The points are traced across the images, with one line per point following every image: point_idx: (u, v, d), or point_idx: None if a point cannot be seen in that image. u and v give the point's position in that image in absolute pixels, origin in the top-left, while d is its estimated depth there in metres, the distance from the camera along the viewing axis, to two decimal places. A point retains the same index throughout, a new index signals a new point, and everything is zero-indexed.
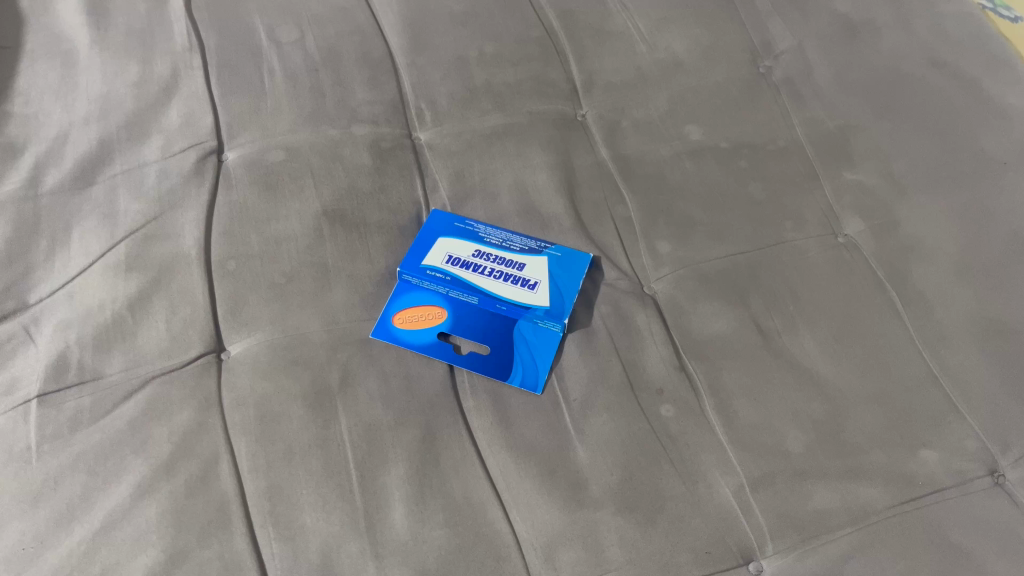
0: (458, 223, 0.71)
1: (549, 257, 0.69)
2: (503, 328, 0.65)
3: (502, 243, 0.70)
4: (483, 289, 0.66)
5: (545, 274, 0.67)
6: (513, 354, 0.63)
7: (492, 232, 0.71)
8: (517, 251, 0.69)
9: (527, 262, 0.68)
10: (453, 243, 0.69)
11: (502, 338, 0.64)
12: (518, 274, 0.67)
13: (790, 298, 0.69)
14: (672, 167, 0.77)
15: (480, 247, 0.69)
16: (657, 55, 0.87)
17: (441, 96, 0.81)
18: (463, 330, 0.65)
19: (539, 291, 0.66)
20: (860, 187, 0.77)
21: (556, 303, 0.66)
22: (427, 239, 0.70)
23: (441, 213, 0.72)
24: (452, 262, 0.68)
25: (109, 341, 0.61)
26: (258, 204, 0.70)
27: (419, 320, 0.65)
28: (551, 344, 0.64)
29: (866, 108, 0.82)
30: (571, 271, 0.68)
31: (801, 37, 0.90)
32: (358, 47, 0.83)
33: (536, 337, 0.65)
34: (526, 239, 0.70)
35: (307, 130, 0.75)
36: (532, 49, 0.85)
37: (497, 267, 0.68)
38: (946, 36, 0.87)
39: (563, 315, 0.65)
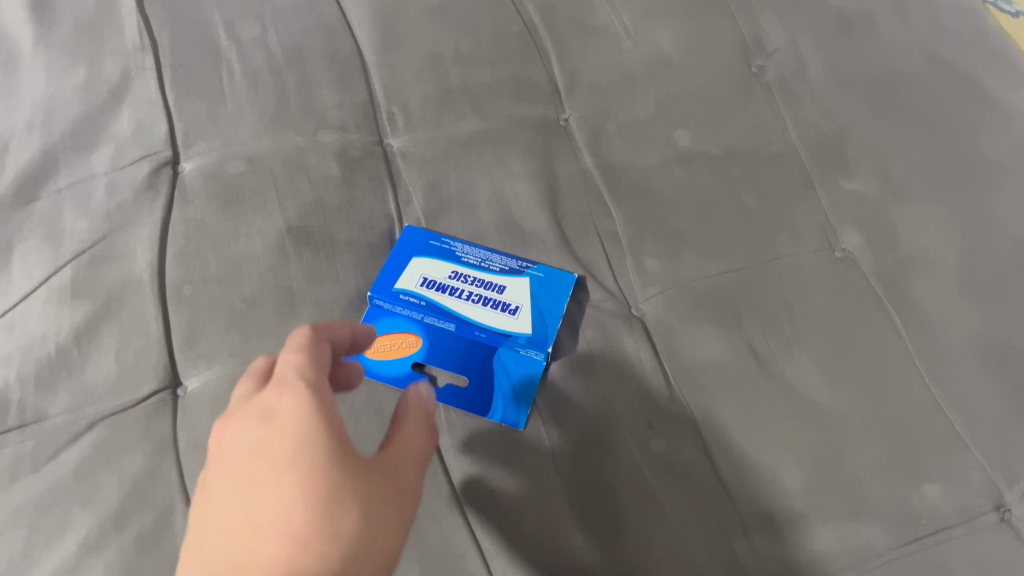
0: (433, 240, 0.66)
1: (531, 278, 0.64)
2: (483, 357, 0.61)
3: (480, 263, 0.65)
4: (460, 315, 0.62)
5: (527, 298, 0.63)
6: (494, 387, 0.59)
7: (469, 250, 0.66)
8: (498, 271, 0.65)
9: (508, 285, 0.64)
10: (427, 264, 0.65)
11: (482, 368, 0.60)
12: (498, 298, 0.63)
13: (786, 319, 0.65)
14: (660, 175, 0.72)
15: (457, 267, 0.65)
16: (644, 52, 0.79)
17: (414, 98, 0.74)
18: (440, 361, 0.61)
19: (521, 317, 0.62)
20: (858, 197, 0.72)
21: (539, 330, 0.62)
22: (399, 259, 0.65)
23: (415, 229, 0.67)
24: (427, 285, 0.63)
25: (54, 377, 0.57)
26: (217, 221, 0.65)
27: (393, 349, 0.61)
28: (535, 374, 0.60)
29: (864, 107, 0.76)
30: (555, 293, 0.64)
31: (794, 32, 0.81)
32: (325, 44, 0.76)
33: (518, 366, 0.60)
34: (507, 258, 0.66)
35: (270, 138, 0.70)
36: (512, 46, 0.78)
37: (475, 291, 0.63)
38: (946, 31, 0.82)
39: (546, 344, 0.61)
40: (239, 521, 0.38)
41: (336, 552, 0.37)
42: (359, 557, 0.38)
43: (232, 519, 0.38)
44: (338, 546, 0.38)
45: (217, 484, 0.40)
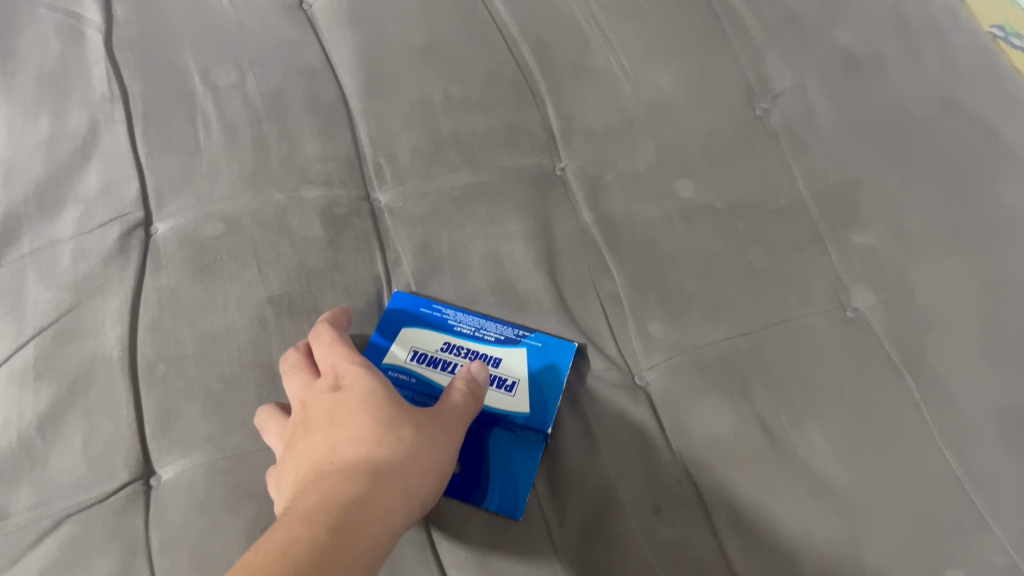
0: (424, 307, 0.62)
1: (528, 348, 0.60)
2: (477, 438, 0.56)
3: (474, 332, 0.61)
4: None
5: (524, 371, 0.59)
6: (489, 472, 0.55)
7: (462, 317, 0.62)
8: (493, 342, 0.61)
9: (503, 357, 0.60)
10: (418, 334, 0.60)
11: (477, 451, 0.56)
12: (493, 373, 0.59)
13: (798, 388, 0.61)
14: (663, 231, 0.68)
15: (450, 338, 0.61)
16: (644, 96, 0.75)
17: (402, 149, 0.70)
18: None
19: (519, 394, 0.58)
20: (870, 251, 0.68)
21: (537, 409, 0.58)
22: (387, 330, 0.61)
23: (406, 294, 0.63)
24: (417, 359, 0.59)
25: (17, 471, 0.53)
26: (192, 290, 0.60)
27: None
28: (532, 457, 0.56)
29: (874, 155, 0.73)
30: (553, 366, 0.60)
31: (800, 74, 0.78)
32: (307, 91, 0.72)
33: (515, 448, 0.56)
34: (502, 326, 0.62)
35: (249, 195, 0.65)
36: (504, 91, 0.74)
37: (469, 364, 0.59)
38: (958, 70, 0.78)
39: (546, 425, 0.57)
40: (322, 449, 0.44)
41: (397, 509, 0.42)
42: (410, 509, 0.43)
43: (312, 453, 0.44)
44: (400, 499, 0.42)
45: (295, 441, 0.46)
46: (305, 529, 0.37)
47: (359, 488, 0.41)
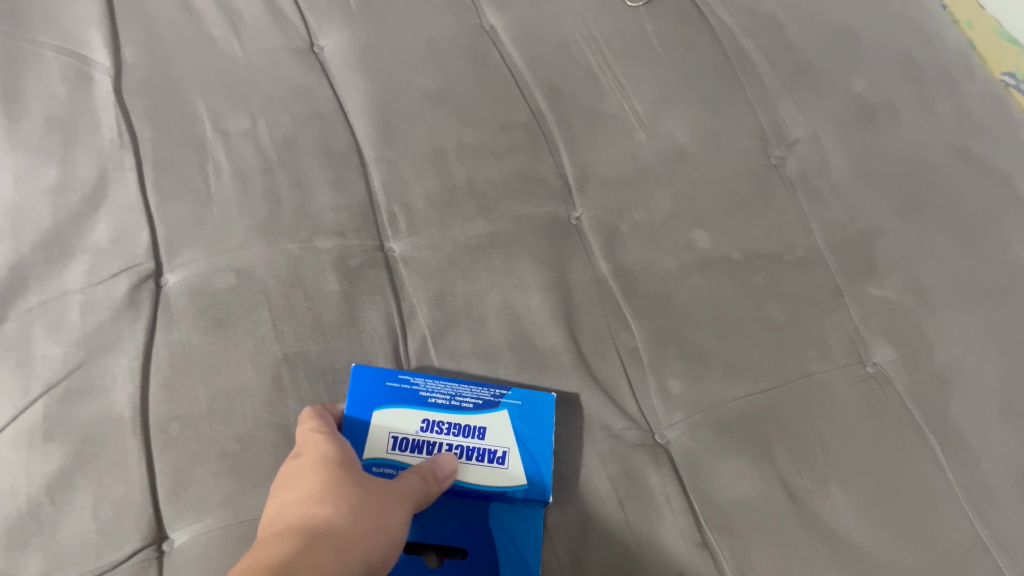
0: (390, 380, 0.57)
1: (508, 409, 0.58)
2: (478, 521, 0.54)
3: (449, 401, 0.57)
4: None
5: (512, 437, 0.57)
6: (498, 553, 0.53)
7: (431, 386, 0.58)
8: (471, 408, 0.57)
9: (486, 425, 0.57)
10: (389, 414, 0.56)
11: (481, 534, 0.53)
12: (481, 445, 0.56)
13: (820, 448, 0.60)
14: (680, 284, 0.67)
15: (426, 414, 0.56)
16: (658, 145, 0.75)
17: (416, 198, 0.69)
18: (433, 534, 0.53)
19: (512, 464, 0.56)
20: (888, 305, 0.68)
21: (533, 477, 0.55)
22: (355, 414, 0.56)
23: (366, 368, 0.58)
24: (396, 445, 0.55)
25: (23, 538, 0.50)
26: (205, 346, 0.59)
27: None
28: (536, 526, 0.55)
29: (888, 207, 0.73)
30: (536, 425, 0.58)
31: (814, 123, 0.78)
32: (319, 138, 0.71)
33: (517, 522, 0.54)
34: (475, 388, 0.58)
35: (261, 246, 0.64)
36: (518, 138, 0.74)
37: (454, 442, 0.56)
38: (971, 123, 0.78)
39: (546, 493, 0.55)
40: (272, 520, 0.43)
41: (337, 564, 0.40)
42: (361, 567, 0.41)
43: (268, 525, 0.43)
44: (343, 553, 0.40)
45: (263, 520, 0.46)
46: None
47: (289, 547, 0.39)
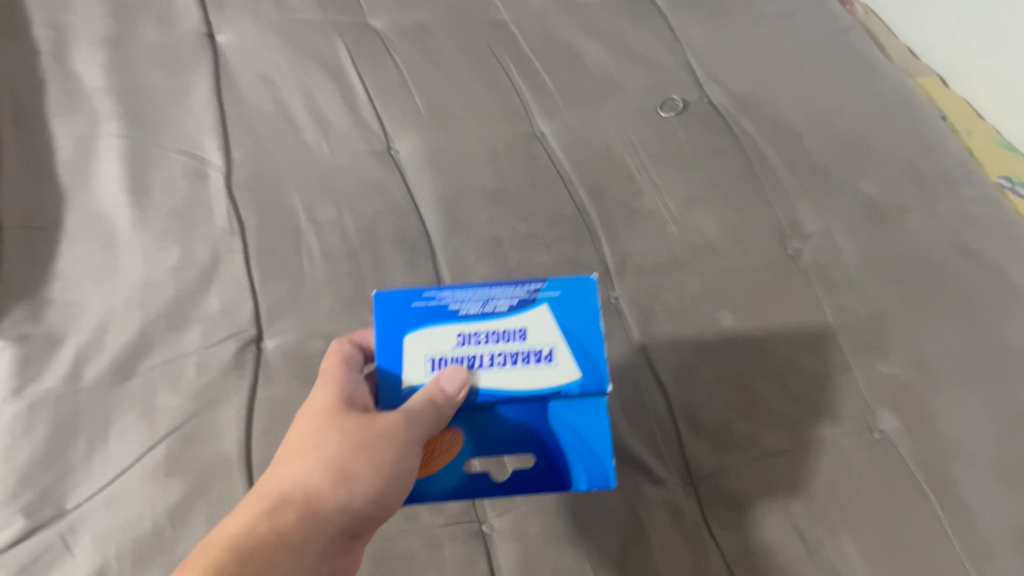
0: (414, 301, 0.56)
1: (548, 302, 0.57)
2: (536, 410, 0.56)
3: (481, 309, 0.56)
4: (490, 388, 0.54)
5: (553, 326, 0.56)
6: (564, 454, 0.56)
7: (461, 297, 0.57)
8: (507, 314, 0.56)
9: (527, 325, 0.56)
10: (422, 333, 0.55)
11: (545, 427, 0.56)
12: (523, 346, 0.55)
13: (832, 503, 0.68)
14: (708, 359, 0.76)
15: (461, 327, 0.55)
16: (689, 237, 0.85)
17: (477, 279, 0.80)
18: (493, 448, 0.55)
19: (561, 360, 0.56)
20: (894, 381, 0.76)
21: (588, 373, 0.56)
22: (389, 341, 0.55)
23: (387, 294, 0.56)
24: (435, 366, 0.55)
25: (149, 554, 0.61)
26: (299, 400, 0.69)
27: (437, 456, 0.55)
28: (602, 422, 0.56)
29: (895, 295, 0.81)
30: (577, 318, 0.57)
31: (828, 220, 0.86)
32: (395, 227, 0.83)
33: (578, 417, 0.56)
34: (510, 289, 0.57)
35: (346, 318, 0.75)
36: (564, 230, 0.85)
37: (496, 347, 0.55)
38: (972, 221, 0.86)
39: (604, 383, 0.56)
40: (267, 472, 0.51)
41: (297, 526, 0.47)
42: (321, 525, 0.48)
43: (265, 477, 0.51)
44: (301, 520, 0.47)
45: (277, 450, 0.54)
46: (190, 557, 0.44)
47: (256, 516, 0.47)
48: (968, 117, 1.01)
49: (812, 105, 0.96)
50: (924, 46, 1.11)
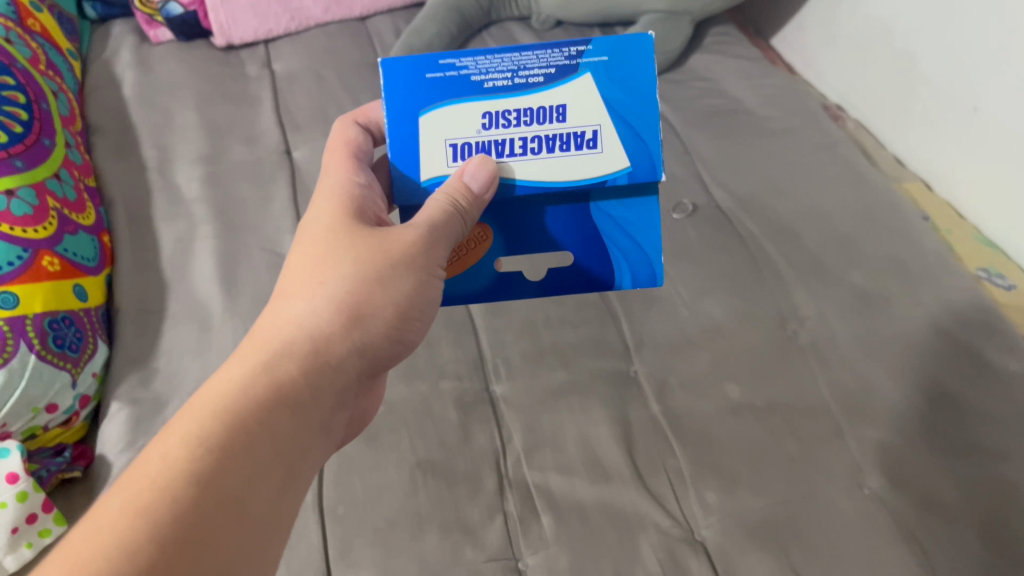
0: (441, 60, 0.65)
1: (592, 70, 0.66)
2: (582, 221, 0.70)
3: (515, 74, 0.65)
4: (524, 180, 0.65)
5: (600, 104, 0.65)
6: (609, 250, 0.70)
7: (485, 67, 0.65)
8: (542, 76, 0.65)
9: (566, 103, 0.65)
10: (447, 117, 0.64)
11: (590, 236, 0.70)
12: (563, 128, 0.65)
13: (824, 549, 0.78)
14: (716, 423, 0.87)
15: (490, 102, 0.64)
16: (699, 319, 0.98)
17: (514, 354, 0.93)
18: (534, 239, 0.70)
19: (604, 145, 0.66)
20: (883, 444, 0.86)
21: (638, 164, 0.66)
22: (417, 103, 0.65)
23: (409, 59, 0.65)
24: (457, 154, 0.65)
25: None
26: (363, 454, 0.83)
27: (473, 254, 0.69)
28: (651, 217, 0.70)
29: (883, 371, 0.91)
30: (625, 74, 0.66)
31: (823, 306, 0.98)
32: (444, 311, 0.97)
33: (619, 210, 0.70)
34: (541, 56, 0.66)
35: (402, 386, 0.89)
36: (590, 313, 0.98)
37: (537, 127, 0.65)
38: (952, 306, 0.97)
39: (656, 173, 0.67)
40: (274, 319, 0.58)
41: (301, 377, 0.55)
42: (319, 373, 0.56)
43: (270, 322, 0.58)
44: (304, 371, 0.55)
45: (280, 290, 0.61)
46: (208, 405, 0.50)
47: (264, 369, 0.54)
48: (948, 216, 1.14)
49: (807, 207, 1.09)
50: (908, 155, 1.24)
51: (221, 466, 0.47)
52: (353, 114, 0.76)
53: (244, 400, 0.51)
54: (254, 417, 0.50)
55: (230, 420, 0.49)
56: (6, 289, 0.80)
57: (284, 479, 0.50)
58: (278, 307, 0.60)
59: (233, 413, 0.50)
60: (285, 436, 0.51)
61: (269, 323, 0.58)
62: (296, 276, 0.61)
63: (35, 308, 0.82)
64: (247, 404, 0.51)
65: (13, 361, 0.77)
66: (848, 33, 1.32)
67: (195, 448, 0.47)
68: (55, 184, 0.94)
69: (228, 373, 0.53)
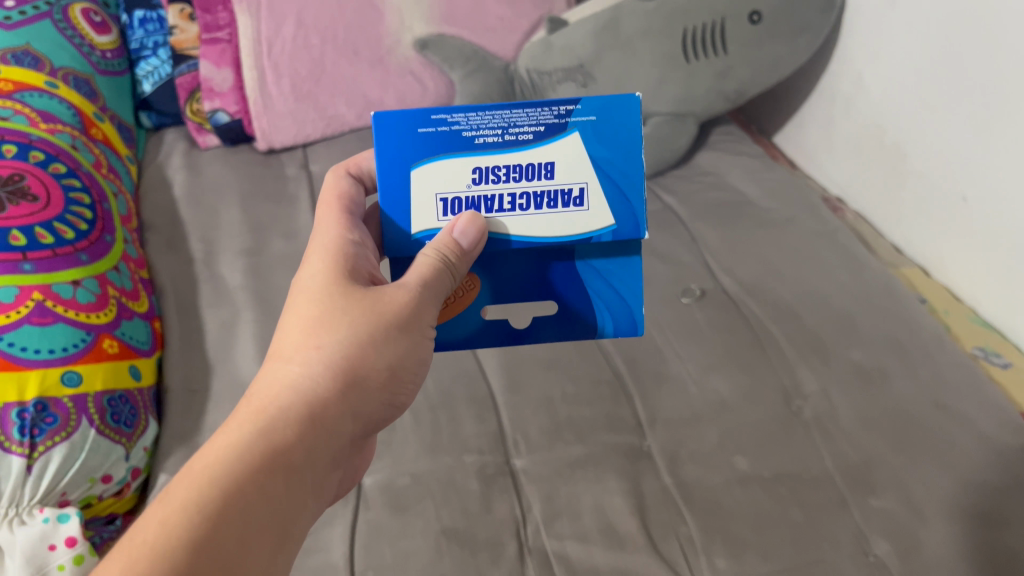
0: (434, 116, 0.72)
1: (580, 129, 0.73)
2: (571, 273, 0.77)
3: (504, 133, 0.72)
4: (518, 236, 0.72)
5: (588, 163, 0.73)
6: (595, 301, 0.78)
7: (477, 123, 0.72)
8: (530, 133, 0.72)
9: (555, 160, 0.72)
10: (439, 172, 0.71)
11: (579, 288, 0.77)
12: (551, 185, 0.72)
13: None
14: (724, 493, 0.92)
15: (478, 159, 0.71)
16: (707, 396, 1.03)
17: (533, 429, 0.99)
18: (522, 287, 0.76)
19: (591, 203, 0.73)
20: (885, 513, 0.90)
21: (624, 223, 0.74)
22: (410, 158, 0.72)
23: (405, 113, 0.72)
24: (447, 208, 0.72)
25: None
26: (391, 522, 0.88)
27: (460, 302, 0.76)
28: (633, 270, 0.78)
29: (884, 443, 0.96)
30: (609, 132, 0.74)
31: (825, 382, 1.04)
32: (468, 389, 1.04)
33: (606, 264, 0.77)
34: (530, 113, 0.73)
35: (428, 459, 0.95)
36: (604, 390, 1.04)
37: (526, 186, 0.72)
38: (948, 383, 1.02)
39: (640, 232, 0.74)
40: (269, 379, 0.62)
41: (295, 437, 0.59)
42: (313, 432, 0.60)
43: (264, 382, 0.62)
44: (297, 431, 0.59)
45: (276, 349, 0.65)
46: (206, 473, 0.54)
47: (258, 432, 0.58)
48: (945, 299, 1.21)
49: (808, 291, 1.16)
50: (905, 242, 1.32)
51: (217, 529, 0.51)
52: (345, 164, 0.83)
53: (240, 461, 0.55)
54: (250, 478, 0.54)
55: (224, 483, 0.54)
56: (71, 369, 0.90)
57: (279, 537, 0.54)
58: (273, 366, 0.64)
59: (229, 473, 0.54)
60: (279, 498, 0.55)
61: (264, 382, 0.62)
62: (291, 337, 0.65)
63: (96, 387, 0.91)
64: (245, 468, 0.55)
65: (75, 435, 0.87)
66: (845, 129, 1.41)
67: (194, 514, 0.51)
68: (115, 275, 1.04)
69: (228, 433, 0.58)
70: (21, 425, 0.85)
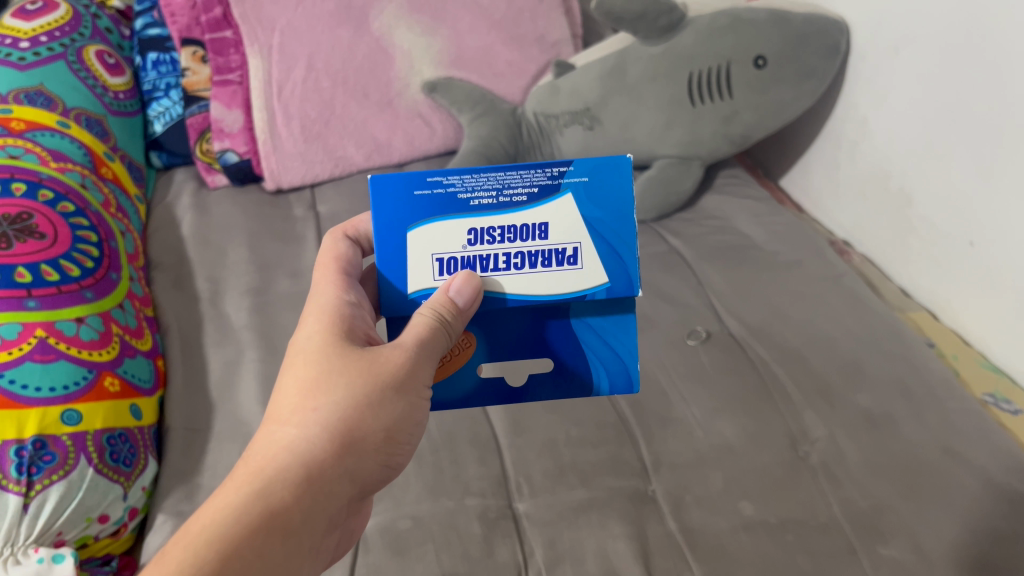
0: (428, 178, 0.72)
1: (573, 189, 0.73)
2: (566, 331, 0.76)
3: (499, 194, 0.72)
4: (514, 294, 0.72)
5: (581, 223, 0.73)
6: (590, 358, 0.77)
7: (471, 185, 0.72)
8: (525, 195, 0.72)
9: (548, 221, 0.72)
10: (433, 233, 0.71)
11: (573, 344, 0.77)
12: (545, 245, 0.72)
13: None
14: (730, 539, 0.91)
15: (473, 220, 0.71)
16: (712, 439, 1.02)
17: (536, 472, 0.98)
18: (518, 344, 0.76)
19: (585, 262, 0.73)
20: (896, 562, 0.88)
21: (618, 281, 0.74)
22: (406, 220, 0.72)
23: (400, 176, 0.72)
24: (443, 268, 0.72)
25: None
26: (390, 566, 0.87)
27: (454, 360, 0.75)
28: (627, 327, 0.77)
29: (893, 489, 0.94)
30: (603, 193, 0.74)
31: (832, 427, 1.02)
32: (471, 431, 1.03)
33: (600, 321, 0.77)
34: (524, 173, 0.73)
35: (429, 501, 0.94)
36: (609, 433, 1.03)
37: (520, 245, 0.72)
38: (956, 429, 1.00)
39: (634, 288, 0.74)
40: (265, 441, 0.62)
41: (292, 502, 0.58)
42: (310, 497, 0.59)
43: (260, 444, 0.62)
44: (293, 496, 0.58)
45: (272, 409, 0.65)
46: (200, 540, 0.54)
47: (253, 498, 0.57)
48: (954, 344, 1.19)
49: (814, 334, 1.15)
50: (913, 287, 1.31)
51: None
52: (342, 228, 0.82)
53: (235, 528, 0.55)
54: (245, 547, 0.54)
55: (218, 552, 0.53)
56: (72, 407, 0.90)
57: None
58: (269, 427, 0.63)
59: (225, 541, 0.54)
60: (275, 562, 0.55)
61: (261, 443, 0.62)
62: (287, 397, 0.64)
63: (96, 425, 0.91)
64: (241, 531, 0.55)
65: (73, 473, 0.86)
66: (851, 174, 1.41)
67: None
68: (119, 313, 1.04)
69: (223, 497, 0.57)
70: (19, 463, 0.84)
